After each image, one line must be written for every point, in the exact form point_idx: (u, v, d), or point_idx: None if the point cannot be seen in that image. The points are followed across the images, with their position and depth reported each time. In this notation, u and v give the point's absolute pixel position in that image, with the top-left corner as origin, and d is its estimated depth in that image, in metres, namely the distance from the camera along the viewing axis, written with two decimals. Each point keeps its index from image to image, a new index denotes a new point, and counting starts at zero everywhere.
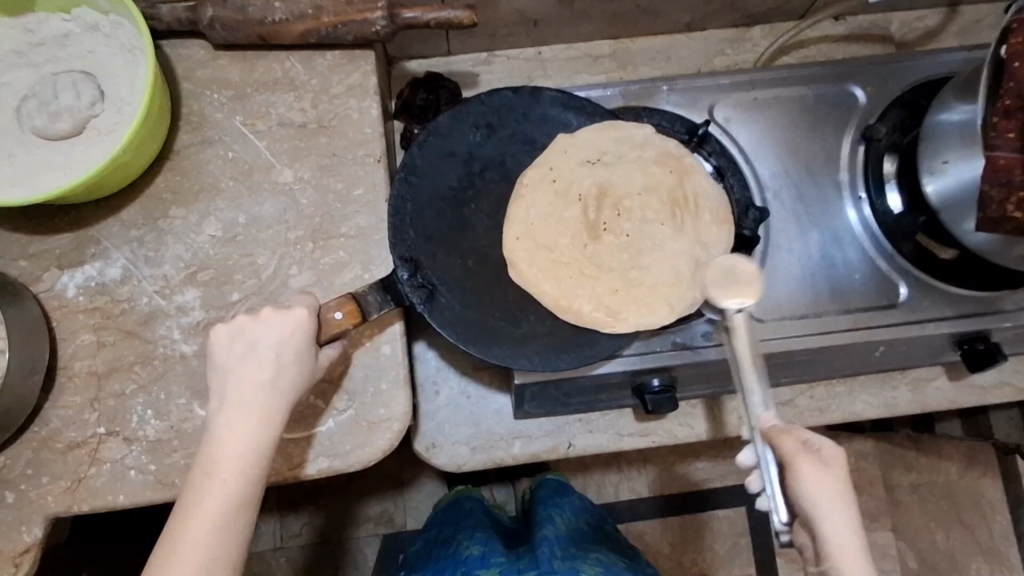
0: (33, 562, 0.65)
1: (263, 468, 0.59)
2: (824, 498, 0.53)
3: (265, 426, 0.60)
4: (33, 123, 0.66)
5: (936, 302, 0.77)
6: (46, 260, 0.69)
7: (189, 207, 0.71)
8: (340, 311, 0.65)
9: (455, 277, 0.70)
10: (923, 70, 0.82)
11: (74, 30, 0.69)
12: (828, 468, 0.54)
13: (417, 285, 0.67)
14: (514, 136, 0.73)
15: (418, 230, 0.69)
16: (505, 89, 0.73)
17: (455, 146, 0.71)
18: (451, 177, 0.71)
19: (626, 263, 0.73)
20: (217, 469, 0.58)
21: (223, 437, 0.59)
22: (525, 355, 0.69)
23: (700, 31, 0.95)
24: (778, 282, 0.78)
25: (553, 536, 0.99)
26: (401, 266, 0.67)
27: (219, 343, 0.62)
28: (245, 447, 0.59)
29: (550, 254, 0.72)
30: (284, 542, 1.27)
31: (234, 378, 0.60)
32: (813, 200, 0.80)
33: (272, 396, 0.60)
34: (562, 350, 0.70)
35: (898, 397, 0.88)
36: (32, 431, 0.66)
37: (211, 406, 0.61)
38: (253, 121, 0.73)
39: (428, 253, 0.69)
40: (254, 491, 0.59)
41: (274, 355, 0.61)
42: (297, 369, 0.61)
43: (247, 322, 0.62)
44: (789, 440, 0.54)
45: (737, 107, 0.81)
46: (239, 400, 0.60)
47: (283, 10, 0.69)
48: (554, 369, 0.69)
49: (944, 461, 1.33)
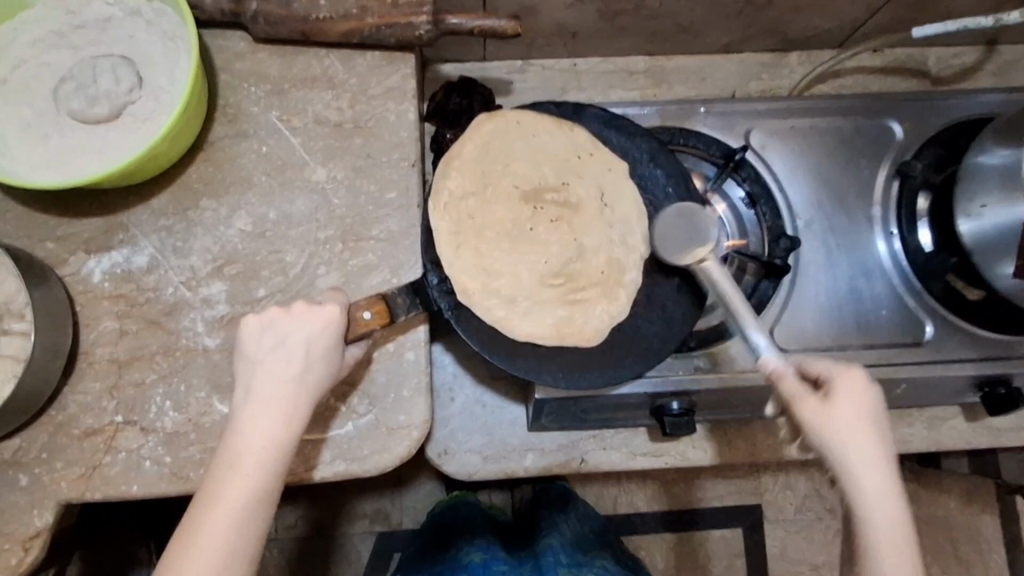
0: (43, 547, 0.64)
1: (285, 465, 0.58)
2: (846, 434, 0.57)
3: (291, 421, 0.59)
4: (70, 106, 0.66)
5: (962, 344, 0.77)
6: (73, 243, 0.68)
7: (220, 199, 0.70)
8: (369, 311, 0.64)
9: (483, 286, 0.70)
10: (962, 109, 0.82)
11: (117, 14, 0.69)
12: (837, 402, 0.58)
13: (445, 291, 0.69)
14: (552, 150, 0.74)
15: (450, 237, 0.70)
16: (550, 103, 0.76)
17: (491, 158, 0.73)
18: (481, 189, 0.73)
19: (567, 278, 0.74)
20: (240, 463, 0.57)
21: (248, 428, 0.58)
22: (548, 370, 0.69)
23: (736, 53, 0.95)
24: (804, 312, 0.77)
25: (559, 546, 1.00)
26: (431, 271, 0.69)
27: (248, 334, 0.60)
28: (270, 441, 0.58)
29: (501, 250, 0.73)
30: (280, 534, 1.26)
31: (261, 370, 0.59)
32: (844, 231, 0.79)
33: (298, 392, 0.59)
34: (587, 367, 0.70)
35: (914, 434, 0.87)
36: (49, 415, 0.66)
37: (235, 398, 0.60)
38: (289, 117, 0.72)
39: (461, 261, 0.70)
40: (277, 487, 0.58)
41: (304, 350, 0.60)
42: (324, 366, 0.61)
43: (279, 314, 0.61)
44: (791, 381, 0.59)
45: (774, 133, 0.80)
46: (266, 392, 0.59)
47: (328, 8, 0.68)
48: (576, 387, 0.69)
49: (943, 494, 1.33)
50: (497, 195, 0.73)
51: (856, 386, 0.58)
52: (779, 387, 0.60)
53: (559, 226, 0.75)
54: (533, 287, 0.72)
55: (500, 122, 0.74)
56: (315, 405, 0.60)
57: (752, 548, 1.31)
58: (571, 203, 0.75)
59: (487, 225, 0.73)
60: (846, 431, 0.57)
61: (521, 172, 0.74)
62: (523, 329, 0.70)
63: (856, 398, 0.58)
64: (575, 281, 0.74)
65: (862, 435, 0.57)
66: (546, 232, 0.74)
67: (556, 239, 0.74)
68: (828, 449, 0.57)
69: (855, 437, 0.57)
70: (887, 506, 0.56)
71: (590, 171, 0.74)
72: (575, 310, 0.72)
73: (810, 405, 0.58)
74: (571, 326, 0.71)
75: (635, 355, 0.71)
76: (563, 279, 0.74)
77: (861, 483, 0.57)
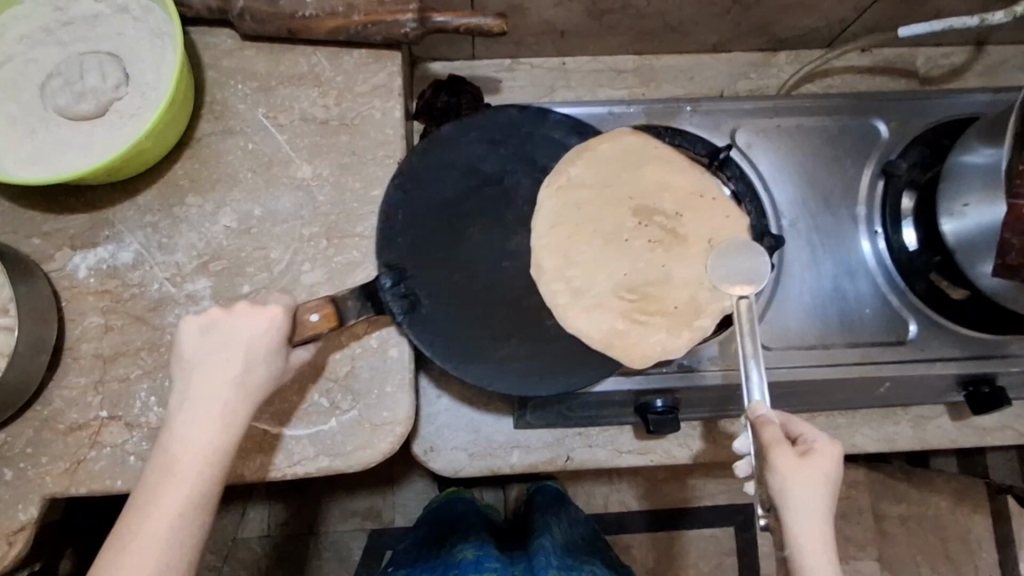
0: (27, 542, 0.65)
1: (224, 467, 0.58)
2: (809, 496, 0.56)
3: (229, 424, 0.58)
4: (57, 102, 0.66)
5: (944, 343, 0.77)
6: (59, 239, 0.69)
7: (206, 195, 0.71)
8: (317, 313, 0.63)
9: (438, 288, 0.70)
10: (947, 109, 0.82)
11: (104, 11, 0.69)
12: (810, 470, 0.56)
13: (399, 294, 0.68)
14: (516, 155, 0.73)
15: (408, 239, 0.70)
16: (512, 107, 0.74)
17: (455, 160, 0.72)
18: (448, 190, 0.72)
19: (642, 296, 0.71)
20: (176, 467, 0.57)
21: (184, 432, 0.58)
22: (503, 375, 0.68)
23: (725, 52, 0.95)
24: (788, 311, 0.78)
25: (551, 546, 0.98)
26: (385, 274, 0.68)
27: (189, 335, 0.60)
28: (208, 444, 0.58)
29: (572, 259, 0.72)
30: (271, 530, 1.27)
31: (200, 372, 0.59)
32: (829, 231, 0.80)
33: (238, 394, 0.59)
34: (540, 373, 0.69)
35: (899, 432, 0.88)
36: (34, 409, 0.66)
37: (173, 400, 0.59)
38: (275, 115, 0.73)
39: (416, 264, 0.70)
40: (214, 490, 0.58)
41: (245, 351, 0.59)
42: (266, 368, 0.60)
43: (219, 316, 0.61)
44: (776, 430, 0.58)
45: (759, 132, 0.81)
46: (205, 395, 0.58)
47: (314, 6, 0.68)
48: (528, 391, 0.67)
49: (934, 495, 1.33)
50: (614, 209, 0.73)
51: (831, 457, 0.58)
52: (759, 433, 0.59)
53: (664, 248, 0.71)
54: (582, 301, 0.70)
55: (645, 142, 0.74)
56: (256, 406, 0.60)
57: (743, 547, 1.31)
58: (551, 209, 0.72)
59: (583, 233, 0.72)
60: (813, 495, 0.56)
61: (615, 189, 0.73)
62: (499, 331, 0.70)
63: (829, 468, 0.57)
64: (649, 303, 0.70)
65: (819, 502, 0.56)
66: (515, 234, 0.72)
67: (646, 259, 0.72)
68: (785, 503, 0.56)
69: (813, 502, 0.56)
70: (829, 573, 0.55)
71: (708, 212, 0.72)
72: (633, 327, 0.69)
73: (787, 460, 0.56)
74: (624, 339, 0.69)
75: (601, 355, 0.69)
76: (619, 292, 0.71)
77: (807, 537, 0.55)
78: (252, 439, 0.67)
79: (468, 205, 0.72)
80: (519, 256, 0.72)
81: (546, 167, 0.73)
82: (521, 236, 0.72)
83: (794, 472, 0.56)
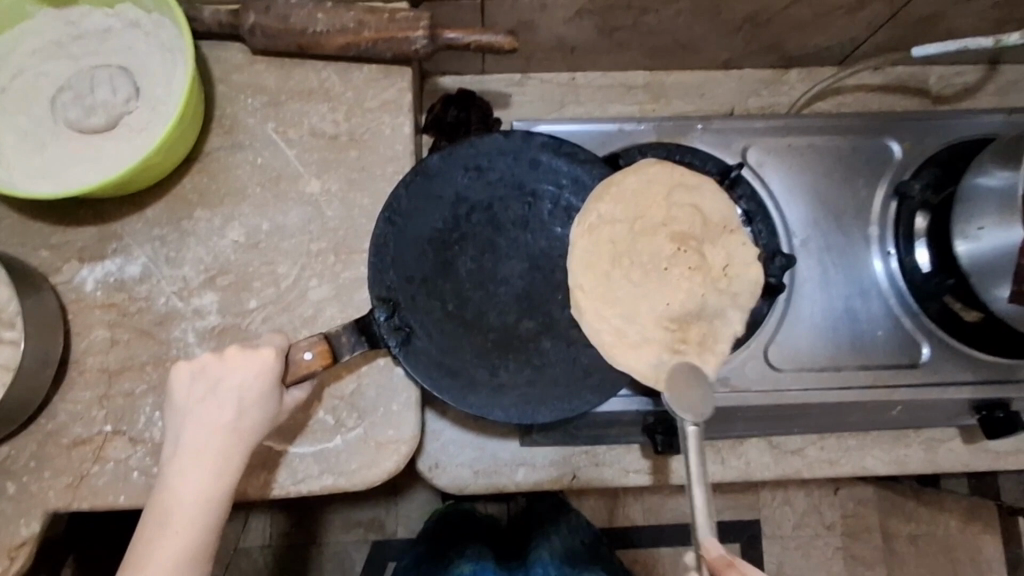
0: (29, 556, 0.64)
1: (220, 513, 0.58)
2: None
3: (226, 470, 0.58)
4: (67, 116, 0.66)
5: (957, 366, 0.77)
6: (67, 252, 0.69)
7: (215, 210, 0.70)
8: (310, 352, 0.62)
9: (434, 320, 0.69)
10: (960, 129, 0.81)
11: (116, 25, 0.69)
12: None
13: (394, 327, 0.66)
14: (503, 180, 0.71)
15: (400, 270, 0.68)
16: (498, 132, 0.71)
17: (442, 190, 0.70)
18: (435, 220, 0.70)
19: (681, 325, 0.67)
20: (173, 520, 0.56)
21: (179, 484, 0.57)
22: (501, 406, 0.67)
23: (736, 69, 0.95)
24: (800, 332, 0.77)
25: (548, 558, 1.02)
26: (378, 307, 0.66)
27: (180, 382, 0.59)
28: (202, 493, 0.57)
29: (605, 291, 0.68)
30: (274, 540, 1.26)
31: (193, 420, 0.58)
32: (842, 251, 0.79)
33: (233, 441, 0.58)
34: (541, 403, 0.68)
35: (910, 455, 0.86)
36: (39, 423, 0.66)
37: (166, 449, 0.59)
38: (285, 129, 0.72)
39: (410, 294, 0.68)
40: (214, 538, 0.57)
41: (237, 397, 0.59)
42: (260, 412, 0.60)
43: (211, 360, 0.60)
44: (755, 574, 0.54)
45: (770, 151, 0.80)
46: (198, 440, 0.58)
47: (325, 22, 0.68)
48: (530, 422, 0.67)
49: (943, 514, 1.31)
50: (648, 238, 0.69)
51: None
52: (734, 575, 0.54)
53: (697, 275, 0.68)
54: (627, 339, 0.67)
55: (666, 170, 0.71)
56: (250, 449, 0.59)
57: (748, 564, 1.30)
58: (558, 232, 0.71)
59: (614, 265, 0.69)
60: None
61: (642, 215, 0.69)
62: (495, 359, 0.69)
63: None
64: (686, 331, 0.67)
65: None
66: (508, 262, 0.71)
67: (687, 288, 0.68)
68: None
69: None
70: None
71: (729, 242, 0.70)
72: None
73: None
74: None
75: (608, 376, 0.69)
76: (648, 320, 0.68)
77: None
78: (257, 458, 0.67)
79: (459, 234, 0.70)
80: (511, 283, 0.70)
81: (536, 191, 0.71)
82: (514, 263, 0.71)
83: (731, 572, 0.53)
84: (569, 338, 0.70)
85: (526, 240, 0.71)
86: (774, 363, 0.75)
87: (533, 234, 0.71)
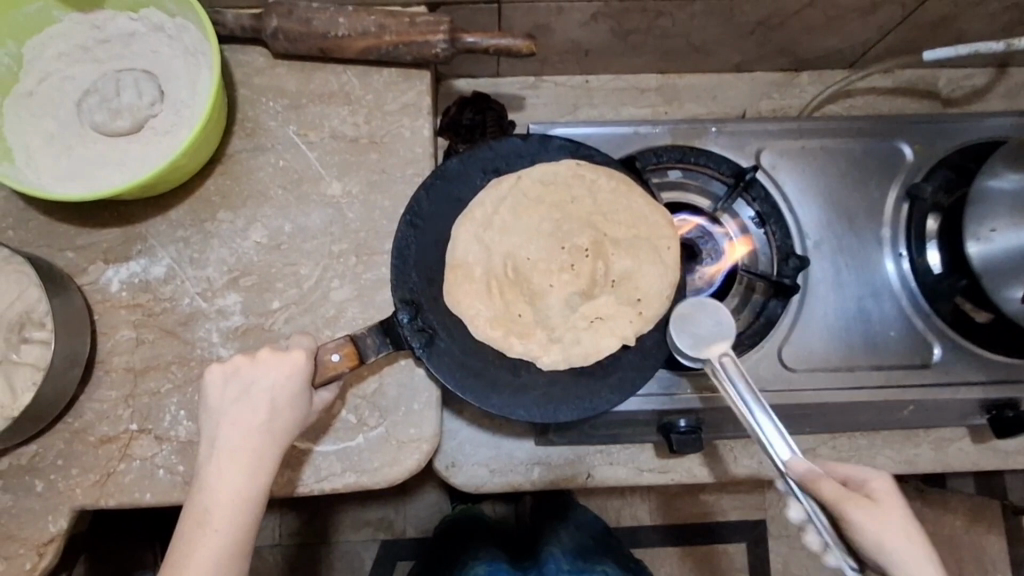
0: (57, 553, 0.65)
1: (255, 512, 0.59)
2: (896, 539, 0.54)
3: (258, 469, 0.59)
4: (94, 119, 0.67)
5: (969, 366, 0.78)
6: (93, 253, 0.70)
7: (237, 212, 0.71)
8: (337, 353, 0.63)
9: (456, 321, 0.70)
10: (971, 132, 0.82)
11: (140, 29, 0.70)
12: (883, 499, 0.56)
13: (418, 329, 0.67)
14: (525, 184, 0.72)
15: (422, 271, 0.70)
16: (515, 135, 0.73)
17: (462, 192, 0.72)
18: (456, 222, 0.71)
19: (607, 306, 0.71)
20: (209, 518, 0.57)
21: (214, 483, 0.58)
22: (522, 405, 0.68)
23: (748, 72, 0.96)
24: (813, 332, 0.78)
25: (559, 554, 1.04)
26: (402, 308, 0.67)
27: (213, 383, 0.61)
28: (236, 491, 0.58)
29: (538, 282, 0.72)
30: (285, 538, 1.27)
31: (226, 421, 0.59)
32: (855, 253, 0.80)
33: (264, 440, 0.59)
34: (563, 402, 0.69)
35: (920, 454, 0.87)
36: (66, 422, 0.67)
37: (201, 450, 0.60)
38: (306, 132, 0.73)
39: (432, 295, 0.69)
40: (250, 537, 0.58)
41: (268, 398, 0.60)
42: (292, 410, 0.61)
43: (244, 362, 0.61)
44: (829, 483, 0.57)
45: (783, 154, 0.81)
46: (231, 437, 0.59)
47: (347, 26, 0.69)
48: (552, 421, 0.68)
49: (948, 514, 1.30)
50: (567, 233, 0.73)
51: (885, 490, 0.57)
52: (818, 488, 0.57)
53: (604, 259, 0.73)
54: None
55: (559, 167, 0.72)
56: (282, 447, 0.60)
57: (756, 564, 1.31)
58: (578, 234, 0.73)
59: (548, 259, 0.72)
60: (892, 522, 0.55)
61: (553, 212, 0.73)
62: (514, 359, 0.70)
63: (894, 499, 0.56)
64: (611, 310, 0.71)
65: (917, 533, 0.55)
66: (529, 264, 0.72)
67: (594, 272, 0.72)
68: (882, 543, 0.54)
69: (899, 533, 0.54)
70: (913, 548, 0.54)
71: None
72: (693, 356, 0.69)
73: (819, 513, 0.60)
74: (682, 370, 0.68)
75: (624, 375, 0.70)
76: (598, 325, 0.71)
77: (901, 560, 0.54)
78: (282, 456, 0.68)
79: (481, 236, 0.71)
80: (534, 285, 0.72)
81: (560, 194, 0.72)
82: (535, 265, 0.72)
83: (833, 502, 0.56)
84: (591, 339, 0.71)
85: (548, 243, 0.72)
86: (787, 364, 0.76)
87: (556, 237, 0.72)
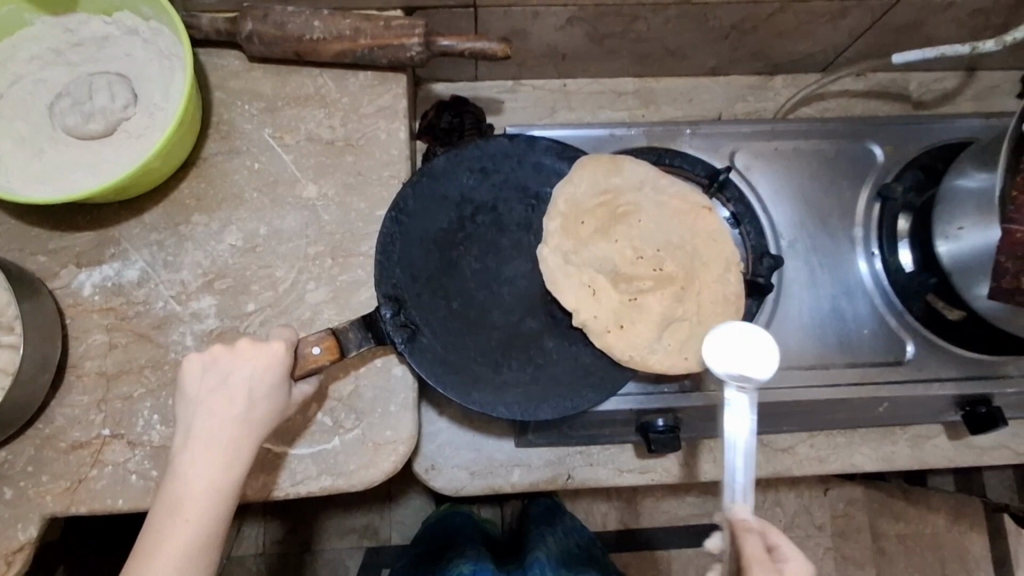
0: (26, 561, 0.64)
1: (228, 504, 0.58)
2: None
3: (232, 462, 0.58)
4: (66, 122, 0.67)
5: (941, 363, 0.79)
6: (65, 256, 0.69)
7: (212, 215, 0.71)
8: (318, 346, 0.63)
9: (437, 319, 0.69)
10: (940, 133, 0.84)
11: (114, 33, 0.70)
12: None
13: (399, 324, 0.67)
14: (507, 182, 0.73)
15: (405, 268, 0.70)
16: (502, 135, 0.73)
17: (447, 189, 0.71)
18: (441, 220, 0.71)
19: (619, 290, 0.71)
20: (181, 509, 0.57)
21: (187, 473, 0.57)
22: (503, 403, 0.68)
23: (724, 75, 0.97)
24: (788, 329, 0.79)
25: (546, 559, 1.00)
26: (384, 304, 0.67)
27: (191, 373, 0.60)
28: (210, 482, 0.57)
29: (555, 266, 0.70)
30: (268, 548, 1.26)
31: (204, 410, 0.59)
32: (828, 251, 0.81)
33: (240, 432, 0.59)
34: (542, 400, 0.69)
35: (897, 451, 0.88)
36: (35, 428, 0.66)
37: (177, 439, 0.59)
38: (282, 135, 0.73)
39: (414, 292, 0.69)
40: (221, 529, 0.58)
41: (246, 388, 0.59)
42: (269, 404, 0.60)
43: (223, 352, 0.61)
44: (750, 542, 0.54)
45: (757, 155, 0.82)
46: (206, 437, 0.58)
47: (321, 29, 0.69)
48: (531, 418, 0.68)
49: (931, 513, 1.33)
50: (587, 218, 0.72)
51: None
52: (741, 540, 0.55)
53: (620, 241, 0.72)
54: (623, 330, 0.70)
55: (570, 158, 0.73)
56: (258, 448, 0.60)
57: None
58: None
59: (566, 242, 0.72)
60: None
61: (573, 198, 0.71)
62: (491, 358, 0.70)
63: None
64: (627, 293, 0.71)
65: None
66: (511, 261, 0.72)
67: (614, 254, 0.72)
68: None
69: None
70: None
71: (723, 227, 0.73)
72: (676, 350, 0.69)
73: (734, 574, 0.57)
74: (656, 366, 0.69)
75: (601, 374, 0.70)
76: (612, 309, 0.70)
77: None
78: (256, 459, 0.67)
79: (464, 234, 0.71)
80: (514, 283, 0.72)
81: (538, 193, 0.73)
82: (517, 263, 0.72)
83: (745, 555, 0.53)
84: (570, 338, 0.71)
85: (528, 242, 0.72)
86: None
87: (536, 236, 0.73)
